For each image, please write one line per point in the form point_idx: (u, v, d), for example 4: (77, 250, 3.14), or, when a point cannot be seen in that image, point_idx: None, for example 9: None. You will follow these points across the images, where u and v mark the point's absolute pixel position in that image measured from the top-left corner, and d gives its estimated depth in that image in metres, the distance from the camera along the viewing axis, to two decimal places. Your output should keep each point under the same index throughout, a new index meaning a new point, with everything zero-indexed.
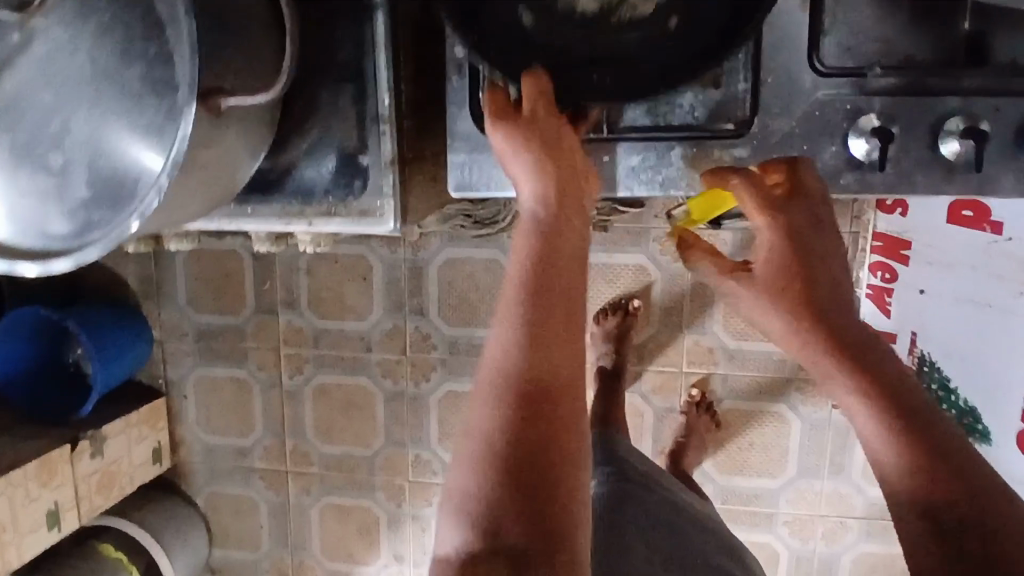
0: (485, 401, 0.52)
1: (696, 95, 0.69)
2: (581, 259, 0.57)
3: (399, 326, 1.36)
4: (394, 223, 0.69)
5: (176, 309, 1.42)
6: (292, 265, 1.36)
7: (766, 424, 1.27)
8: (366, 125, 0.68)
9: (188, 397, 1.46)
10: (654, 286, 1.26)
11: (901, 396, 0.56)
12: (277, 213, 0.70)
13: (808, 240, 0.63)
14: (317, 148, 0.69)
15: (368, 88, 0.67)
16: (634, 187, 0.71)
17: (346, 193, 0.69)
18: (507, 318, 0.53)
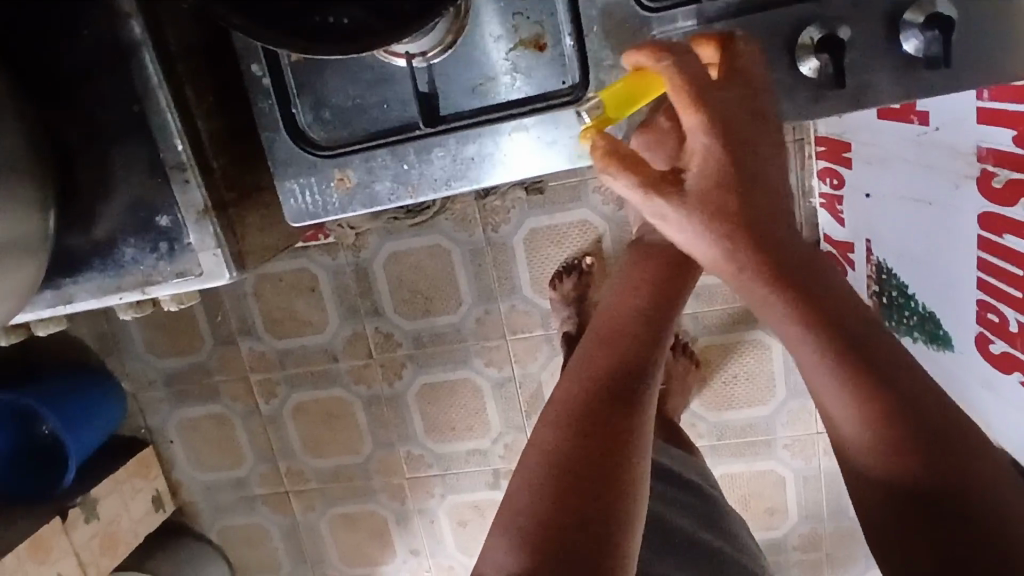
0: (555, 426, 0.58)
1: (521, 65, 0.59)
2: (659, 306, 0.68)
3: (359, 331, 1.32)
4: (228, 274, 0.64)
5: (138, 359, 1.40)
6: (238, 292, 1.33)
7: (746, 353, 1.23)
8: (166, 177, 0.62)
9: (174, 441, 1.45)
10: (603, 238, 1.20)
11: (840, 319, 0.53)
12: (102, 290, 0.65)
13: (750, 145, 0.54)
14: (113, 213, 0.63)
15: (158, 140, 0.61)
16: (479, 177, 0.61)
17: (155, 258, 0.64)
18: (599, 352, 0.62)
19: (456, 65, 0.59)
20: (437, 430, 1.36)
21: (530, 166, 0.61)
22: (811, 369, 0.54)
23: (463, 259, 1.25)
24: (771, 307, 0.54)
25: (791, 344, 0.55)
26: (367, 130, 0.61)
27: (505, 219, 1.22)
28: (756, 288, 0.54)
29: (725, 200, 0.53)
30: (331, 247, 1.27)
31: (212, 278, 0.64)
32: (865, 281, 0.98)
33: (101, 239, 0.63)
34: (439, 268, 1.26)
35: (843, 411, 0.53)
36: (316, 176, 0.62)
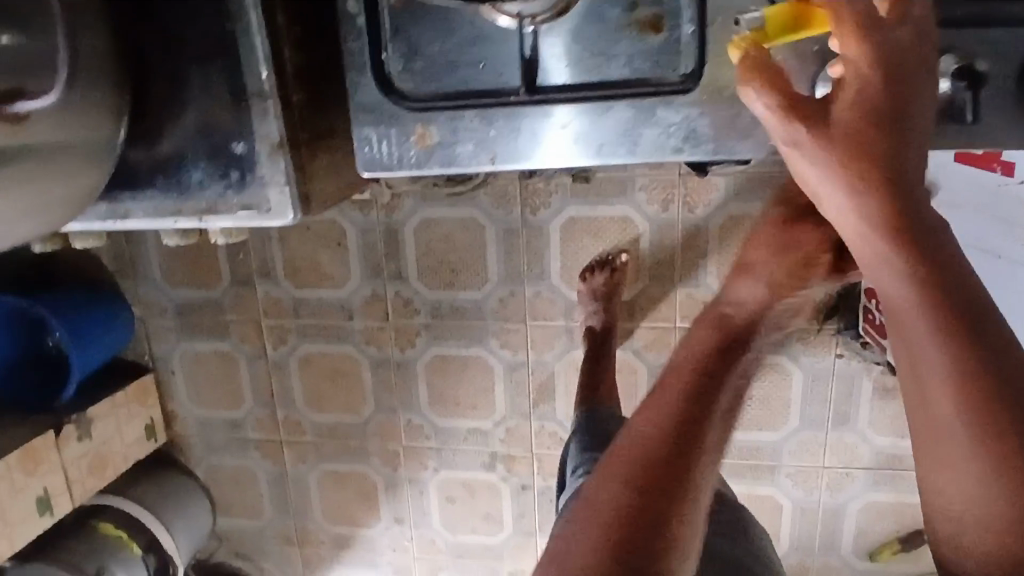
0: (609, 472, 0.49)
1: (633, 44, 0.57)
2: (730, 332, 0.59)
3: (379, 292, 1.30)
4: (290, 215, 0.61)
5: (152, 285, 1.38)
6: (263, 234, 1.30)
7: (766, 376, 1.21)
8: (246, 104, 0.60)
9: (176, 372, 1.44)
10: (641, 238, 1.17)
11: (986, 341, 0.42)
12: (157, 212, 0.63)
13: (908, 93, 0.46)
14: (188, 133, 0.61)
15: (243, 63, 0.58)
16: (568, 156, 0.58)
17: (225, 186, 0.61)
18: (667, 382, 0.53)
19: (563, 36, 0.57)
20: (441, 403, 1.35)
21: (624, 153, 0.58)
22: (935, 406, 0.43)
23: (496, 236, 1.22)
24: (906, 317, 0.43)
25: (912, 367, 0.44)
26: (458, 88, 0.59)
27: (545, 203, 1.19)
28: (896, 289, 0.43)
29: (865, 149, 0.44)
30: (364, 203, 1.25)
31: (274, 216, 0.61)
32: None
33: (162, 156, 0.62)
34: (470, 242, 1.24)
35: (963, 463, 0.42)
36: (396, 128, 0.59)
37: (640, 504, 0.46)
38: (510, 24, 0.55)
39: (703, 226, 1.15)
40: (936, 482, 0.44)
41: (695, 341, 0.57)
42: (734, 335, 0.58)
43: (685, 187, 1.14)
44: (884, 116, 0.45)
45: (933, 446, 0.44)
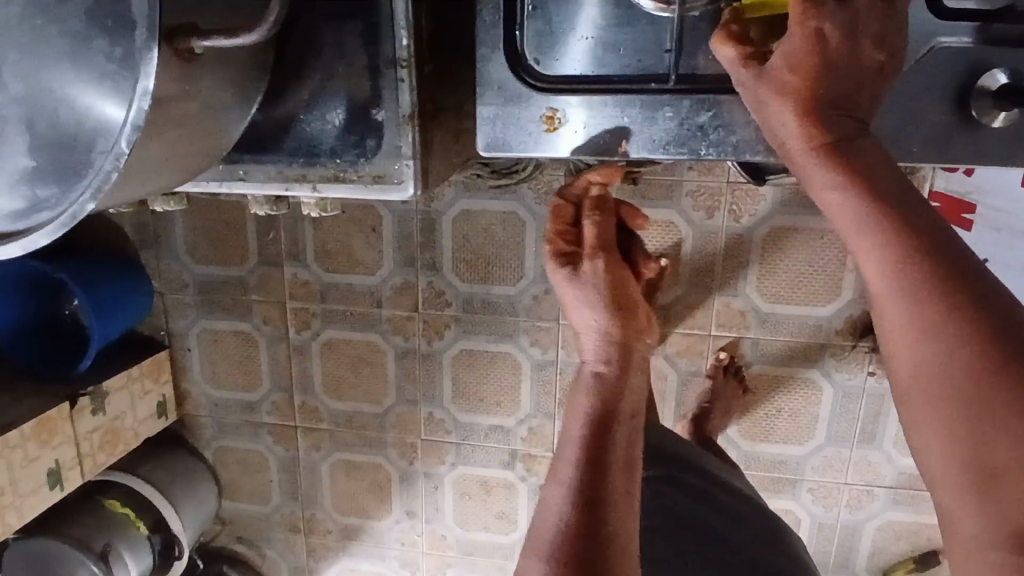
0: (535, 558, 0.58)
1: None
2: (621, 413, 0.66)
3: (410, 281, 1.28)
4: (413, 189, 0.61)
5: (175, 259, 1.35)
6: (297, 214, 1.28)
7: (796, 390, 1.21)
8: (377, 73, 0.60)
9: (192, 350, 1.40)
10: (684, 244, 1.17)
11: (932, 242, 0.45)
12: (276, 176, 0.64)
13: (839, 49, 0.50)
14: (323, 96, 0.61)
15: (382, 30, 0.59)
16: (699, 149, 0.62)
17: (357, 155, 0.62)
18: (563, 476, 0.62)
19: (712, 28, 0.60)
20: (464, 398, 1.33)
21: (753, 150, 0.61)
22: (888, 304, 0.45)
23: (535, 233, 1.21)
24: (847, 231, 0.48)
25: (867, 272, 0.47)
26: (597, 73, 0.63)
27: None
28: (840, 204, 0.48)
29: (808, 87, 0.50)
30: None
31: (396, 189, 0.62)
32: None
33: (289, 118, 0.62)
34: (508, 237, 1.22)
35: (929, 355, 0.43)
36: (528, 105, 0.64)
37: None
38: (652, 8, 0.58)
39: (746, 236, 1.15)
40: (916, 381, 0.44)
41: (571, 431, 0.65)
42: (611, 396, 0.67)
43: (732, 196, 1.13)
44: (835, 60, 0.50)
45: (899, 350, 0.45)
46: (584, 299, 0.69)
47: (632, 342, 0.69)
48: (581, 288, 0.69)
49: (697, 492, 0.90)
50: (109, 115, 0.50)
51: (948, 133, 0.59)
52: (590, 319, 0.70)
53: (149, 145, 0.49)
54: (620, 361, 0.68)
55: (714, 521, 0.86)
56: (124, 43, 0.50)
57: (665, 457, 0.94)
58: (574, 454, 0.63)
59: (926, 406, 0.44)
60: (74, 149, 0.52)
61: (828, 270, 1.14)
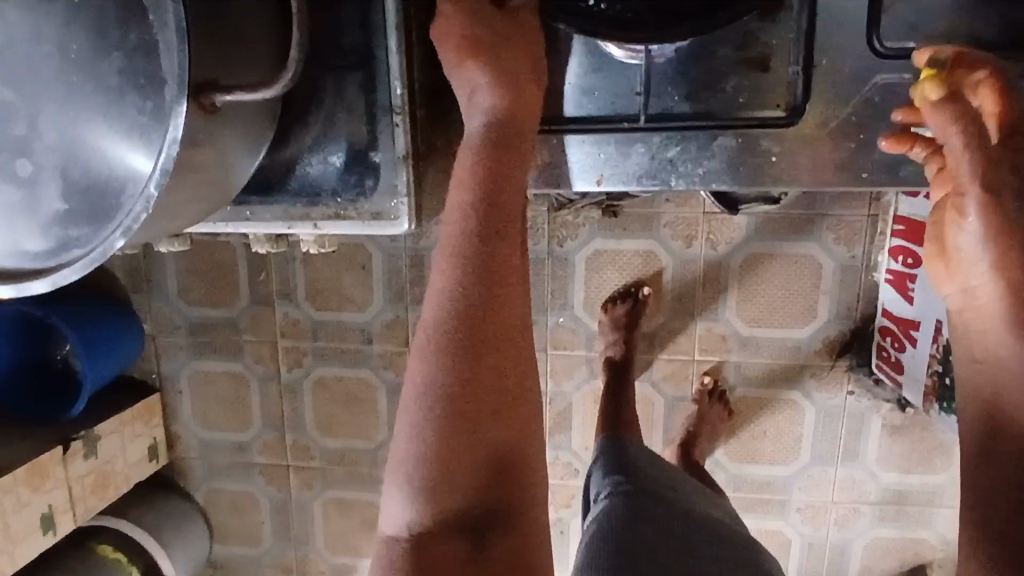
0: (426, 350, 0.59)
1: (741, 79, 0.66)
2: (513, 177, 0.61)
3: (400, 317, 1.31)
4: (407, 224, 0.67)
5: (166, 302, 1.37)
6: (287, 254, 1.31)
7: (779, 411, 1.24)
8: (375, 117, 0.65)
9: (183, 392, 1.41)
10: (664, 272, 1.21)
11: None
12: (280, 215, 0.68)
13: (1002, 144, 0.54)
14: (322, 140, 0.66)
15: (378, 78, 0.64)
16: (669, 179, 0.69)
17: (356, 194, 0.67)
18: (447, 260, 0.60)
19: (676, 74, 0.66)
20: None
21: (714, 181, 0.69)
22: (1006, 379, 0.57)
23: None
24: (983, 312, 0.58)
25: (986, 357, 0.58)
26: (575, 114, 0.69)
27: (573, 235, 1.22)
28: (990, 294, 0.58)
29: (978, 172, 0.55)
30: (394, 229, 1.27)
31: (392, 225, 0.67)
32: (927, 359, 1.02)
33: (295, 160, 0.67)
34: None
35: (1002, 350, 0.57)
36: None
37: (464, 461, 0.59)
38: (622, 55, 0.66)
39: (724, 262, 1.20)
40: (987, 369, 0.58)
41: (417, 367, 0.60)
42: (495, 162, 0.60)
43: (709, 226, 1.18)
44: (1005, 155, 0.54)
45: (999, 413, 0.56)
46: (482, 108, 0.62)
47: (493, 271, 0.59)
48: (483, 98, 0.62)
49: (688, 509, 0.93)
50: (138, 166, 0.55)
51: (893, 158, 0.66)
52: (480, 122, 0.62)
53: (173, 191, 0.53)
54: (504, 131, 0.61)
55: (705, 537, 0.88)
56: (155, 98, 0.54)
57: (656, 481, 0.97)
58: (455, 231, 0.60)
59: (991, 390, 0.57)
60: (106, 194, 0.56)
61: (802, 293, 1.18)
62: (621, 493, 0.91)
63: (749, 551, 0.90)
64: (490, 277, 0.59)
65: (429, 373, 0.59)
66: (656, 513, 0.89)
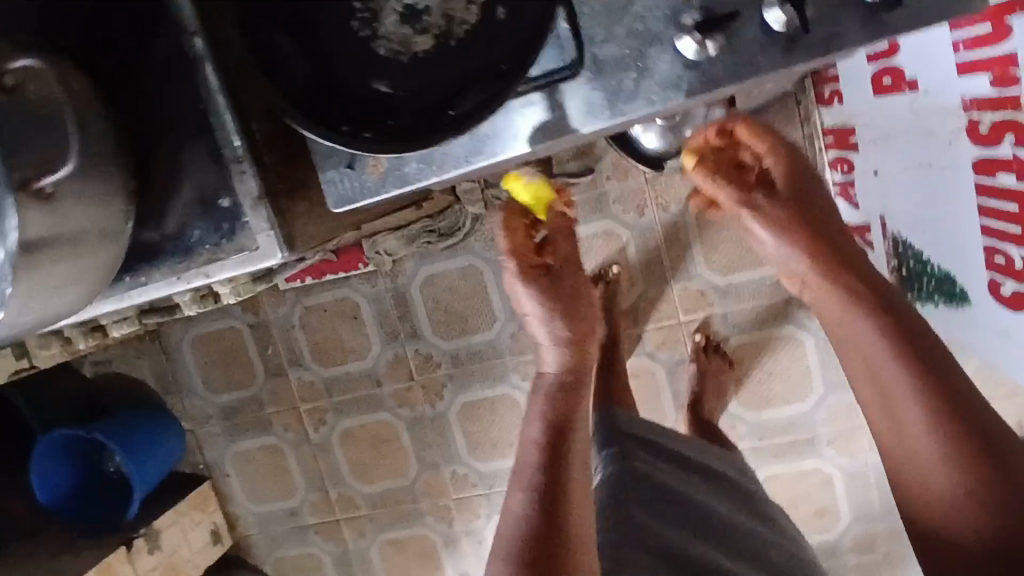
0: (517, 490, 0.67)
1: (626, 24, 0.53)
2: (585, 367, 0.80)
3: (400, 354, 1.38)
4: (280, 253, 0.58)
5: (196, 395, 1.49)
6: (286, 324, 1.41)
7: (778, 350, 1.24)
8: (223, 167, 0.56)
9: (230, 473, 1.51)
10: (627, 246, 1.25)
11: (921, 339, 0.59)
12: (159, 278, 0.58)
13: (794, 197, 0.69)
14: (177, 201, 0.56)
15: (215, 132, 0.55)
16: (496, 149, 0.57)
17: (218, 238, 0.57)
18: (536, 419, 0.74)
19: None
20: (479, 448, 1.39)
21: (621, 112, 0.55)
22: (889, 374, 0.58)
23: (495, 277, 1.30)
24: (850, 321, 0.61)
25: (857, 347, 0.60)
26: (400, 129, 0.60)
27: None
28: (830, 295, 0.63)
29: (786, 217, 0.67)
30: (371, 275, 1.35)
31: (263, 257, 0.58)
32: (886, 260, 0.97)
33: (178, 232, 0.57)
34: (472, 288, 1.32)
35: (908, 406, 0.56)
36: (350, 164, 0.59)
37: None
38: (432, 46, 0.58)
39: (681, 221, 1.22)
40: (891, 424, 0.58)
41: (513, 502, 0.67)
42: (569, 372, 0.79)
43: (654, 191, 1.22)
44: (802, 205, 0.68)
45: (902, 423, 0.57)
46: (550, 321, 0.79)
47: (570, 413, 0.75)
48: (540, 315, 0.79)
49: (681, 464, 0.87)
50: None
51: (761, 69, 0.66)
52: (527, 302, 0.80)
53: (37, 276, 0.46)
54: (563, 312, 0.79)
55: (703, 494, 0.83)
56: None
57: (646, 444, 0.88)
58: (548, 382, 0.79)
59: (900, 447, 0.57)
60: None
61: None
62: (615, 455, 0.85)
63: (744, 503, 0.84)
64: (569, 415, 0.75)
65: (498, 559, 0.64)
66: (650, 475, 0.82)
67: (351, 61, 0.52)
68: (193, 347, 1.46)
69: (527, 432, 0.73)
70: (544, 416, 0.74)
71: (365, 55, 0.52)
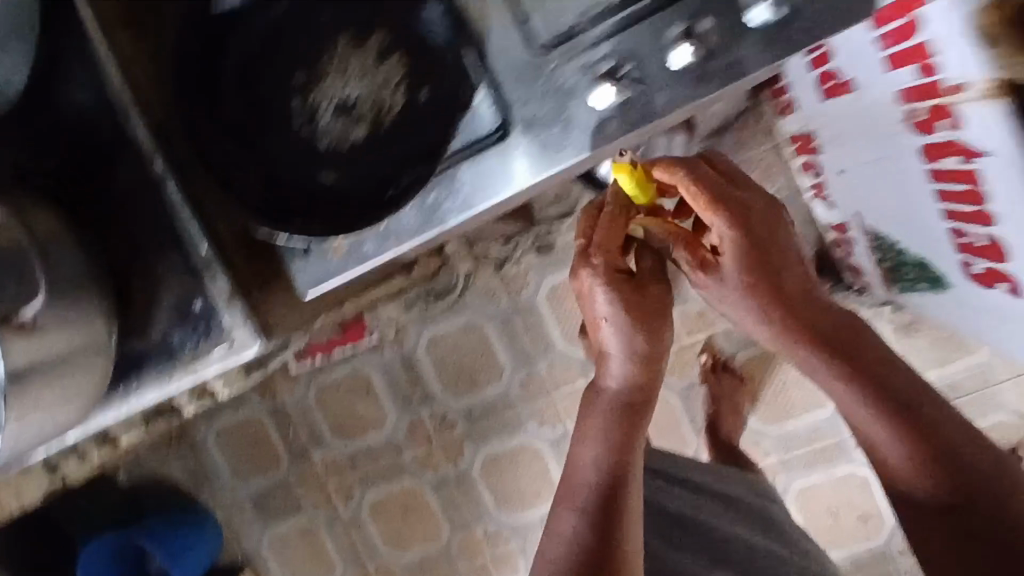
0: (570, 507, 0.65)
1: (532, 88, 0.57)
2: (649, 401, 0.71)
3: (416, 418, 1.40)
4: (255, 343, 0.64)
5: (226, 487, 1.51)
6: (304, 405, 1.44)
7: (788, 359, 1.24)
8: (195, 274, 0.63)
9: (269, 560, 1.52)
10: None
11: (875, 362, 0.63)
12: (151, 384, 0.64)
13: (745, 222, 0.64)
14: (162, 313, 0.63)
15: (184, 243, 0.63)
16: (445, 219, 0.60)
17: (197, 340, 0.64)
18: (591, 439, 0.68)
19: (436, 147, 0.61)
20: (507, 501, 1.38)
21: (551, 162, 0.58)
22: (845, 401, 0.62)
23: (496, 328, 1.32)
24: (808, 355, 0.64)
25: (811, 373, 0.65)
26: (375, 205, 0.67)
27: (525, 283, 1.29)
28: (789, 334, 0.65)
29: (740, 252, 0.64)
30: (377, 344, 1.38)
31: (240, 350, 0.64)
32: (869, 252, 0.97)
33: (161, 339, 0.64)
34: (476, 343, 1.34)
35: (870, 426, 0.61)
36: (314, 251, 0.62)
37: None
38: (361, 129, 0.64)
39: None
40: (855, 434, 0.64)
41: (563, 523, 0.64)
42: (633, 410, 0.70)
43: None
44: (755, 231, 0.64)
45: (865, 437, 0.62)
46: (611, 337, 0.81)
47: (629, 441, 0.68)
48: (620, 323, 0.68)
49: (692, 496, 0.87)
50: None
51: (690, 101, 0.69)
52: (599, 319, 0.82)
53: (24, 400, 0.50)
54: (648, 313, 0.69)
55: (719, 525, 0.81)
56: None
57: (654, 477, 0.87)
58: (602, 417, 0.69)
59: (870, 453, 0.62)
60: None
61: None
62: None
63: (757, 523, 0.83)
64: (629, 446, 0.68)
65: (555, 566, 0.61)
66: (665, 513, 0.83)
67: (298, 159, 0.63)
68: (217, 440, 1.50)
69: (578, 454, 0.69)
70: (597, 442, 0.68)
71: (308, 151, 0.63)
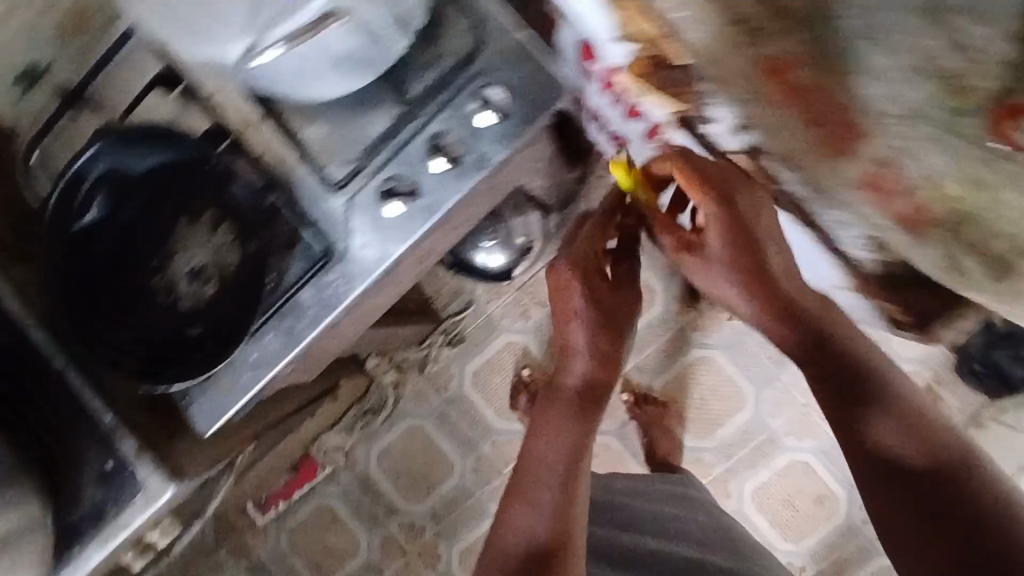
0: (524, 503, 0.83)
1: (343, 214, 0.72)
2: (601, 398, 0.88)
3: (387, 534, 1.44)
4: (167, 491, 0.72)
5: None
6: (279, 555, 1.47)
7: (698, 374, 1.35)
8: (107, 442, 0.73)
9: None
10: (531, 348, 1.38)
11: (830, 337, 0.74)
12: (89, 547, 0.72)
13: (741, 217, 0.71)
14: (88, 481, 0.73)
15: (92, 417, 0.73)
16: (304, 336, 0.73)
17: (122, 498, 0.72)
18: (552, 437, 0.85)
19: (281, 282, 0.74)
20: None
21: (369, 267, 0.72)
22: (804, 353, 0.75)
23: (435, 425, 1.41)
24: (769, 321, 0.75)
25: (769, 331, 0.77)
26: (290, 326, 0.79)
27: (449, 376, 1.40)
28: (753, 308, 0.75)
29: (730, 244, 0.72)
30: (332, 474, 1.44)
31: (154, 499, 0.72)
32: None
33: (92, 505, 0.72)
34: (422, 445, 1.42)
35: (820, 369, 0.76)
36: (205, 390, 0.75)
37: None
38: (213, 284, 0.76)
39: None
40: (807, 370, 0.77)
41: (518, 518, 0.82)
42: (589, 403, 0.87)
43: (528, 294, 1.37)
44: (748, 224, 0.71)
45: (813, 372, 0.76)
46: None
47: (582, 440, 0.85)
48: (587, 322, 0.84)
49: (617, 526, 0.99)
50: None
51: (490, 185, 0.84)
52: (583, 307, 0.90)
53: None
54: (601, 320, 0.84)
55: None
56: None
57: None
58: (564, 409, 0.86)
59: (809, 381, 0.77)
60: None
61: None
62: None
63: None
64: (578, 446, 0.85)
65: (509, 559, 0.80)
66: None
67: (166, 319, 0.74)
68: None
69: (540, 443, 0.86)
70: (557, 443, 0.85)
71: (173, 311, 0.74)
